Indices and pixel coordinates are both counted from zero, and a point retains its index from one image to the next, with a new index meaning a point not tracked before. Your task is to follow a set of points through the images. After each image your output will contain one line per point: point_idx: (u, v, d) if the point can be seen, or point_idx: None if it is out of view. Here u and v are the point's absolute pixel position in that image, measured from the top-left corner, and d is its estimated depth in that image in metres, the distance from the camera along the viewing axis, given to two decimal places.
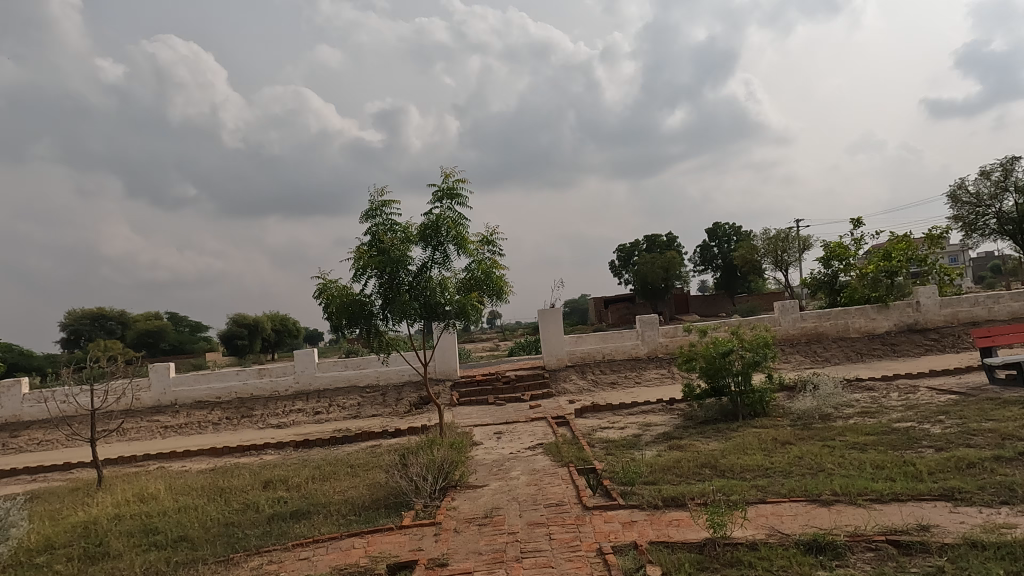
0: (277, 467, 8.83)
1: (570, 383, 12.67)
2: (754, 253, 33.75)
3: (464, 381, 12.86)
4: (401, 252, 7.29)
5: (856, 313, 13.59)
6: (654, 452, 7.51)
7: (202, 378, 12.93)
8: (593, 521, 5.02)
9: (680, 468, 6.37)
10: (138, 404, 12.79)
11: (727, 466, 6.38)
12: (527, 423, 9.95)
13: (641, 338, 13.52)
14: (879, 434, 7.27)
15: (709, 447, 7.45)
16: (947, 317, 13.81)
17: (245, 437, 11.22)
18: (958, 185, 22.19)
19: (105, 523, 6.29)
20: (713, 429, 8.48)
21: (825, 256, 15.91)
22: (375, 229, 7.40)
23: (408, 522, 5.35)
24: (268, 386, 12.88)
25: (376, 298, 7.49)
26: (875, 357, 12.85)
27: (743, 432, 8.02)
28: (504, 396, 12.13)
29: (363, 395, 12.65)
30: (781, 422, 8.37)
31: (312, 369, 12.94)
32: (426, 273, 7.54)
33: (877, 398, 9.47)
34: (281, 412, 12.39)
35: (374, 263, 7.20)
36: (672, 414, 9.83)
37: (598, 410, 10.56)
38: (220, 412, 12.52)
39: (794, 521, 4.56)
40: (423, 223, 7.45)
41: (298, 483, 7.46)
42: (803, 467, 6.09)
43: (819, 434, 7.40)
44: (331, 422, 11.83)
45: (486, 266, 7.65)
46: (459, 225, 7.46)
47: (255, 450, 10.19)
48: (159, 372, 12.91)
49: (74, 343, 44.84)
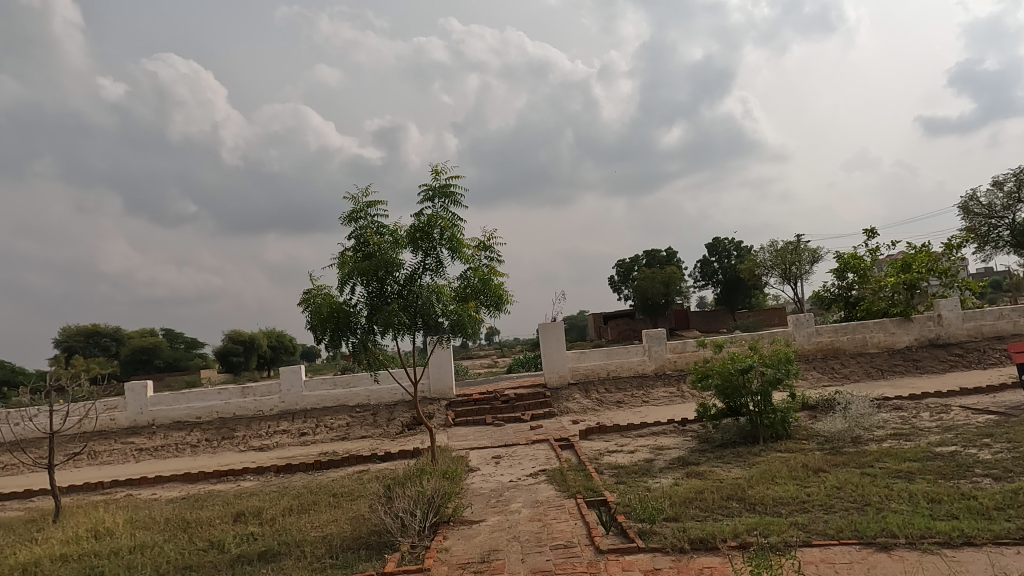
0: (254, 496, 8.04)
1: (573, 403, 11.89)
2: (758, 267, 33.06)
3: (460, 400, 12.06)
4: (388, 257, 6.52)
5: (874, 327, 12.87)
6: (670, 480, 6.74)
7: (182, 397, 12.14)
8: (609, 569, 4.25)
9: (705, 502, 5.60)
10: (113, 424, 12.02)
11: (757, 498, 5.60)
12: (527, 446, 9.17)
13: (648, 353, 12.76)
14: (922, 460, 6.52)
15: (732, 474, 6.68)
16: (971, 331, 13.07)
17: (224, 461, 10.42)
18: (969, 197, 21.55)
19: (46, 565, 5.50)
20: (733, 453, 7.73)
21: (839, 267, 15.19)
22: (361, 231, 6.66)
23: (391, 568, 4.56)
24: (252, 406, 12.10)
25: (362, 308, 6.73)
26: (898, 373, 12.10)
27: (769, 457, 7.24)
28: (503, 416, 11.35)
29: (353, 414, 11.85)
30: (808, 445, 7.60)
31: (299, 388, 12.17)
32: (417, 281, 6.79)
33: (908, 418, 8.71)
34: (265, 434, 11.59)
35: (359, 270, 6.43)
36: (686, 437, 9.07)
37: (604, 432, 9.77)
38: (200, 433, 11.71)
39: (851, 572, 3.81)
40: (412, 225, 6.70)
41: (272, 516, 6.66)
42: (846, 500, 5.32)
43: (855, 461, 6.64)
44: (317, 445, 11.03)
45: (483, 272, 6.94)
46: (453, 227, 6.71)
47: (232, 476, 9.38)
48: (136, 391, 12.12)
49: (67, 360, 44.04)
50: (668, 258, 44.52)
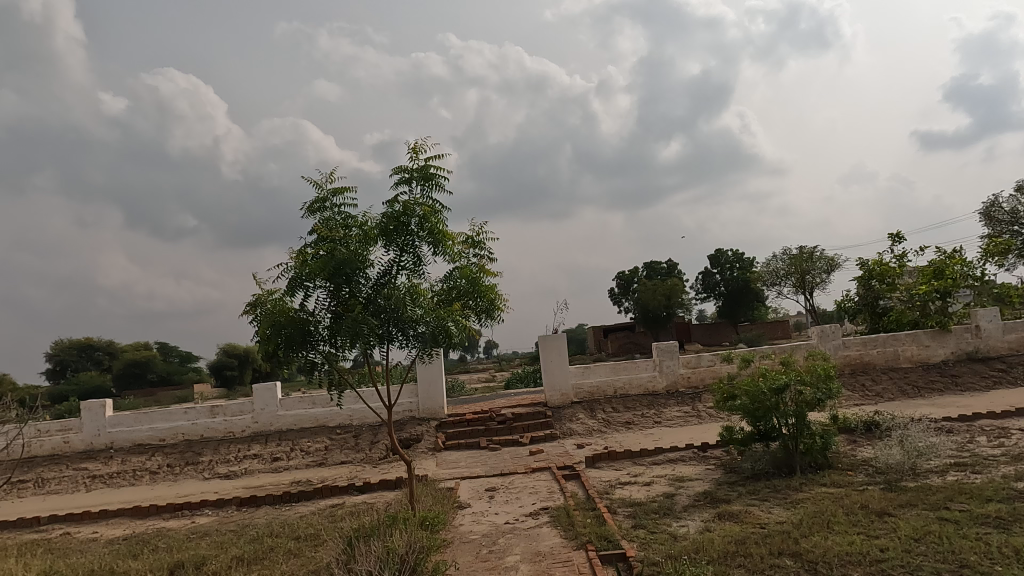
0: (205, 538, 6.85)
1: (577, 423, 10.73)
2: (772, 276, 31.92)
3: (452, 420, 10.87)
4: (354, 252, 5.35)
5: (906, 340, 11.74)
6: (698, 525, 5.57)
7: (144, 418, 10.93)
8: None
9: (751, 559, 4.45)
10: (68, 448, 10.84)
11: (817, 553, 4.45)
12: (526, 476, 7.99)
13: (659, 369, 11.59)
14: (1008, 499, 5.36)
15: (775, 518, 5.50)
16: (1013, 344, 11.93)
17: (183, 491, 9.25)
18: (991, 203, 20.51)
19: None
20: (768, 487, 6.57)
21: (864, 275, 14.08)
22: (323, 223, 5.50)
23: None
24: (222, 427, 10.90)
25: (323, 315, 5.55)
26: (936, 391, 10.93)
27: (815, 495, 6.06)
28: (498, 440, 10.18)
29: (332, 437, 10.64)
30: (857, 479, 6.45)
31: (274, 407, 10.97)
32: (392, 281, 5.62)
33: (966, 444, 7.55)
34: (233, 458, 10.40)
35: (318, 268, 5.25)
36: (709, 466, 7.90)
37: (613, 459, 8.57)
38: (162, 459, 10.52)
39: None
40: (385, 215, 5.53)
41: (215, 569, 5.47)
42: (933, 559, 4.18)
43: (925, 501, 5.49)
44: (290, 473, 9.86)
45: (472, 271, 5.79)
46: (435, 216, 5.56)
47: (188, 510, 8.19)
48: (94, 412, 10.95)
49: (60, 375, 43.90)
50: (670, 271, 43.61)
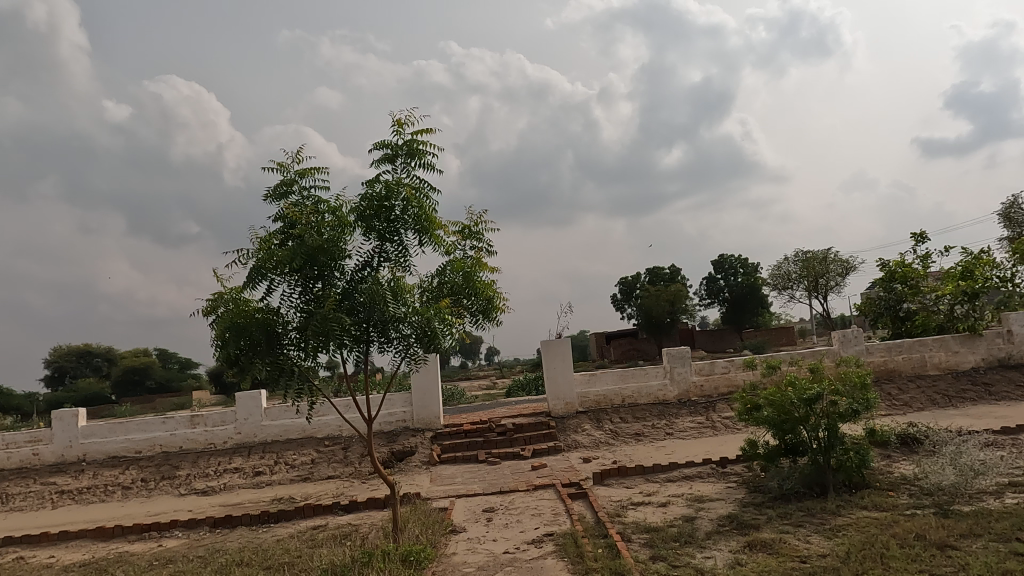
0: (168, 567, 6.11)
1: (582, 435, 10.00)
2: (783, 279, 31.17)
3: (448, 431, 10.12)
4: (326, 240, 4.64)
5: (934, 346, 10.99)
6: (726, 557, 4.83)
7: (118, 428, 10.16)
8: None
9: None
10: (37, 461, 10.09)
11: None
12: (527, 495, 7.24)
13: (670, 377, 10.83)
14: None
15: (816, 549, 4.76)
16: None
17: (155, 509, 8.50)
18: (1011, 204, 19.78)
19: None
20: (801, 510, 5.83)
21: (885, 277, 13.35)
22: (289, 207, 4.79)
23: None
24: (202, 438, 10.13)
25: (293, 314, 4.85)
26: (968, 401, 10.18)
27: (857, 521, 5.32)
28: (497, 453, 9.43)
29: (319, 449, 9.89)
30: (902, 502, 5.70)
31: (258, 418, 10.21)
32: (372, 274, 4.92)
33: (1016, 460, 6.80)
34: (213, 472, 9.67)
35: (284, 258, 4.55)
36: (730, 484, 7.15)
37: (624, 475, 7.83)
38: (137, 472, 9.79)
39: None
40: (364, 198, 4.83)
41: None
42: None
43: (990, 530, 4.74)
44: (271, 489, 9.13)
45: (464, 263, 5.10)
46: (421, 200, 4.86)
47: (155, 532, 7.45)
48: (65, 422, 10.19)
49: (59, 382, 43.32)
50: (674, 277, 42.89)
